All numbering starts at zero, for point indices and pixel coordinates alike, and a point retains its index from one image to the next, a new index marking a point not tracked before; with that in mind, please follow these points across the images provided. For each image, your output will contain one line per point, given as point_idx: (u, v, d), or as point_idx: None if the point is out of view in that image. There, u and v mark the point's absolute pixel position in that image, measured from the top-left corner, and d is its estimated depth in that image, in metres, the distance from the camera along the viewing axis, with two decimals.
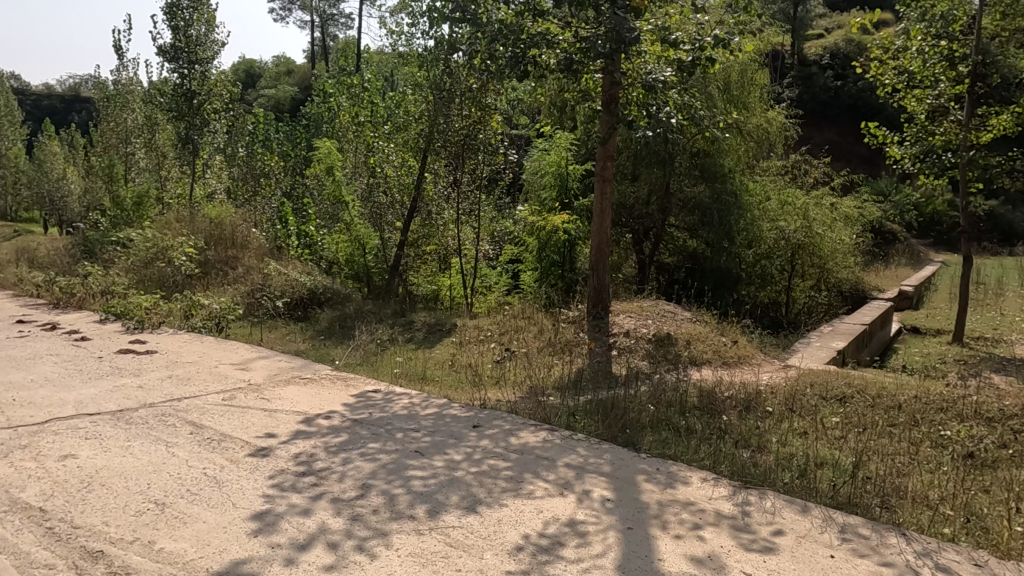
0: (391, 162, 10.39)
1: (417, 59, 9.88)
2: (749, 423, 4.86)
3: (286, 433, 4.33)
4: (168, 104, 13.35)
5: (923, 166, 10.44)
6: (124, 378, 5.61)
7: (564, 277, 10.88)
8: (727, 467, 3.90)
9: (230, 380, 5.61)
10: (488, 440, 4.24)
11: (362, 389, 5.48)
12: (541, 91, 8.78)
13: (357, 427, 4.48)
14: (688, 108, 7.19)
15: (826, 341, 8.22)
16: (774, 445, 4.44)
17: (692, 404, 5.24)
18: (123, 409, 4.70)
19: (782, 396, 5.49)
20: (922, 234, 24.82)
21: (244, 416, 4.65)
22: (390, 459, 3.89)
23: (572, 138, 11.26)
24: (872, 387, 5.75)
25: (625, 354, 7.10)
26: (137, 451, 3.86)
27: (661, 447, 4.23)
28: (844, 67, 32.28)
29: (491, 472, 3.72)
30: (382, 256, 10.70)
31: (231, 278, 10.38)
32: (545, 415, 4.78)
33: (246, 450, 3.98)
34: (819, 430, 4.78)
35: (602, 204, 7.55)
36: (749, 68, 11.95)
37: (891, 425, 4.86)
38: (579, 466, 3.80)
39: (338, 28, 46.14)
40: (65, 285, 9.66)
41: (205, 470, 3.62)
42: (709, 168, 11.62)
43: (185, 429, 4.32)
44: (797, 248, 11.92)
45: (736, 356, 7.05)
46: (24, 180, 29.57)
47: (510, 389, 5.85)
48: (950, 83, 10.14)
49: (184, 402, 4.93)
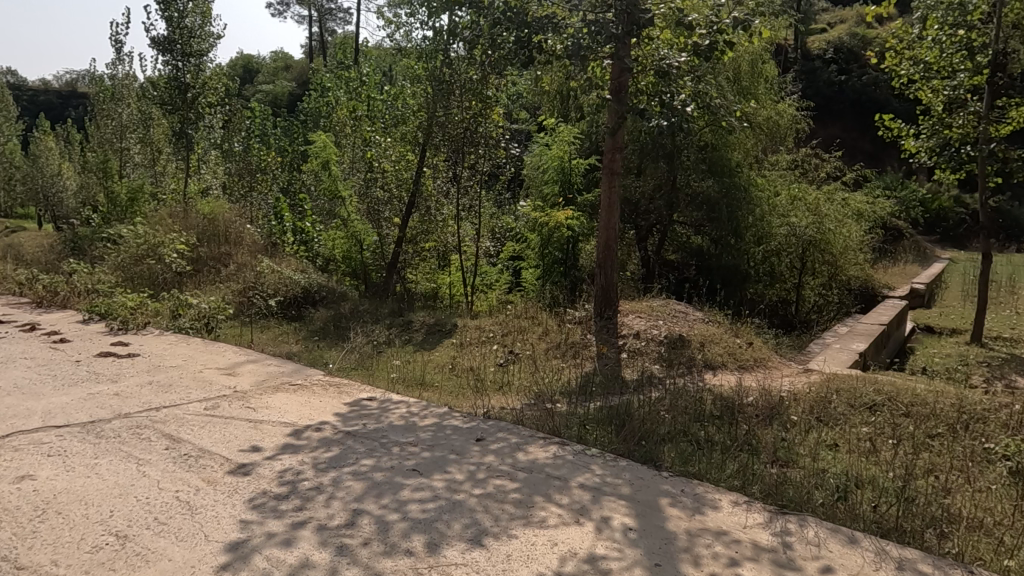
0: (389, 157, 9.98)
1: (416, 51, 9.45)
2: (773, 432, 4.50)
3: (272, 447, 3.95)
4: (162, 97, 12.94)
5: (939, 160, 10.02)
6: (100, 384, 5.22)
7: (568, 274, 10.46)
8: (758, 487, 3.53)
9: (214, 387, 5.22)
10: (493, 456, 3.85)
11: (356, 397, 5.09)
12: (545, 79, 8.39)
13: (349, 441, 4.09)
14: (703, 96, 6.74)
15: (844, 342, 7.86)
16: (805, 460, 4.08)
17: (710, 413, 4.85)
18: (94, 420, 4.32)
19: (806, 403, 5.13)
20: (928, 230, 24.28)
21: (225, 428, 4.26)
22: (383, 478, 3.50)
23: (574, 132, 10.70)
24: (904, 393, 5.36)
25: (637, 358, 6.70)
26: (103, 471, 3.47)
27: (684, 464, 3.86)
28: (848, 62, 31.93)
29: (498, 494, 3.34)
30: (381, 253, 10.25)
31: (222, 276, 10.00)
32: (555, 426, 4.38)
33: (225, 468, 3.59)
34: (850, 442, 4.42)
35: (609, 198, 7.26)
36: (759, 59, 11.54)
37: (928, 436, 4.50)
38: (594, 488, 3.42)
39: (336, 24, 45.73)
40: (48, 282, 9.28)
41: (177, 495, 3.23)
42: (717, 163, 11.16)
43: (160, 443, 3.94)
44: (809, 243, 11.34)
45: (752, 358, 6.71)
46: (19, 175, 29.07)
47: (515, 395, 5.49)
48: (969, 73, 9.66)
49: (163, 412, 4.54)
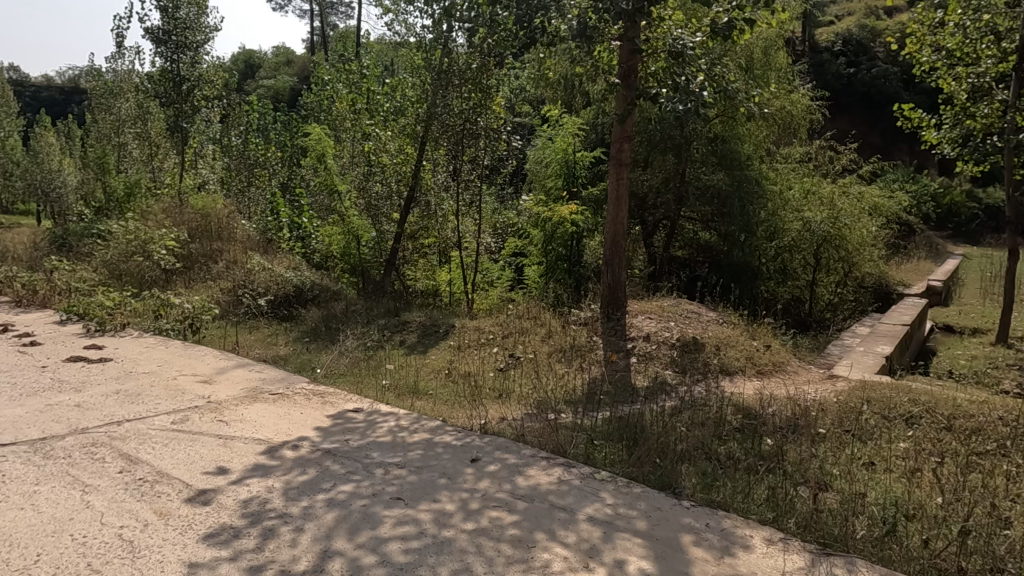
0: (388, 150, 9.46)
1: (415, 39, 8.97)
2: (802, 449, 4.03)
3: (241, 468, 3.50)
4: (156, 90, 12.43)
5: (963, 151, 9.32)
6: (61, 394, 4.76)
7: (572, 272, 9.96)
8: (794, 520, 3.06)
9: (186, 397, 4.75)
10: (489, 481, 3.39)
11: (341, 409, 4.63)
12: (549, 62, 7.88)
13: (327, 461, 3.64)
14: (721, 79, 6.24)
15: (869, 345, 7.37)
16: (840, 482, 3.62)
17: (733, 427, 4.38)
18: (46, 437, 3.87)
19: (833, 415, 4.66)
20: (939, 226, 23.66)
21: (190, 446, 3.81)
22: (361, 509, 3.05)
23: (579, 123, 10.24)
24: (942, 403, 4.90)
25: (648, 362, 6.19)
26: (40, 502, 3.03)
27: (707, 491, 3.39)
28: (857, 54, 30.92)
29: (493, 530, 2.88)
30: (379, 248, 9.74)
31: (213, 275, 9.55)
32: (559, 444, 3.91)
33: (182, 496, 3.14)
34: (890, 460, 3.95)
35: (618, 192, 6.80)
36: (773, 45, 11.04)
37: (977, 455, 4.03)
38: (605, 522, 2.96)
39: (337, 17, 45.18)
40: (27, 281, 8.79)
41: (119, 533, 2.78)
42: (727, 155, 10.75)
43: (114, 465, 3.49)
44: (824, 240, 10.85)
45: (771, 363, 6.24)
46: (13, 171, 28.47)
47: (516, 405, 5.02)
48: (995, 60, 9.12)
49: (124, 427, 4.08)
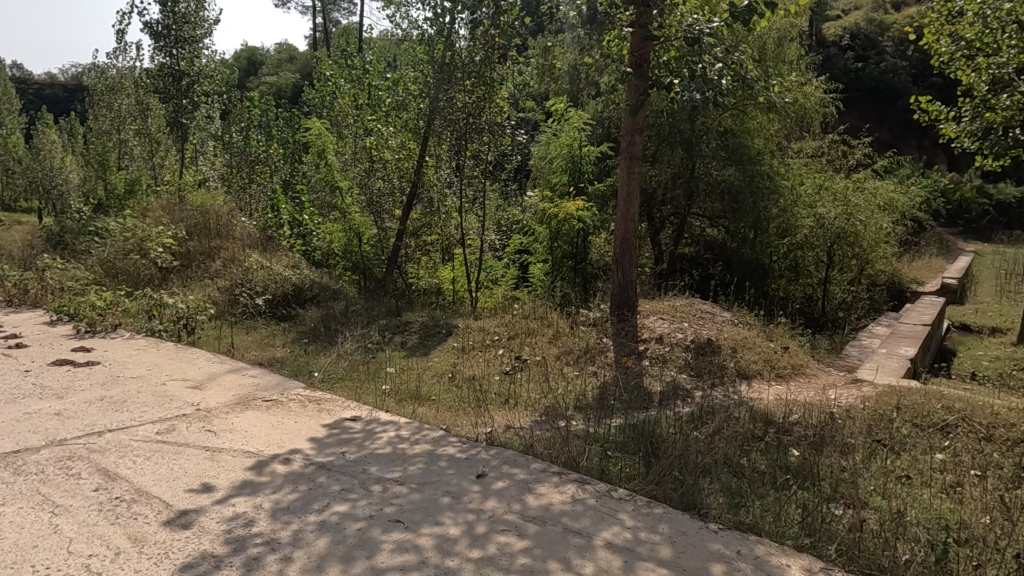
0: (390, 147, 8.99)
1: (417, 32, 8.67)
2: (833, 462, 3.74)
3: (228, 484, 3.23)
4: (155, 85, 12.13)
5: (982, 146, 9.07)
6: (42, 401, 4.49)
7: (578, 270, 9.60)
8: (834, 547, 2.79)
9: (174, 404, 4.48)
10: (496, 501, 3.10)
11: (337, 417, 4.34)
12: (557, 52, 7.56)
13: (321, 476, 3.35)
14: (742, 68, 5.89)
15: (891, 346, 7.06)
16: (877, 498, 3.33)
17: (757, 438, 4.09)
18: (21, 450, 3.60)
19: (862, 423, 4.37)
20: (950, 222, 23.36)
21: (174, 459, 3.54)
22: (355, 533, 2.77)
23: (586, 117, 9.93)
24: (978, 410, 4.61)
25: (662, 365, 5.90)
26: (4, 525, 2.76)
27: (735, 511, 3.10)
28: (865, 49, 30.49)
29: (501, 558, 2.60)
30: (381, 246, 9.44)
31: (211, 272, 9.29)
32: (572, 457, 3.61)
33: (160, 518, 2.86)
34: (928, 473, 3.66)
35: (629, 187, 6.45)
36: (785, 38, 10.76)
37: (1020, 469, 3.75)
38: (625, 549, 2.68)
39: (340, 13, 44.91)
40: (18, 280, 8.51)
41: (86, 564, 2.51)
42: (738, 150, 10.30)
43: (91, 481, 3.22)
44: (838, 236, 10.53)
45: (790, 366, 5.94)
46: (14, 168, 28.38)
47: (523, 412, 4.73)
48: (1019, 51, 8.42)
49: (104, 438, 3.81)
